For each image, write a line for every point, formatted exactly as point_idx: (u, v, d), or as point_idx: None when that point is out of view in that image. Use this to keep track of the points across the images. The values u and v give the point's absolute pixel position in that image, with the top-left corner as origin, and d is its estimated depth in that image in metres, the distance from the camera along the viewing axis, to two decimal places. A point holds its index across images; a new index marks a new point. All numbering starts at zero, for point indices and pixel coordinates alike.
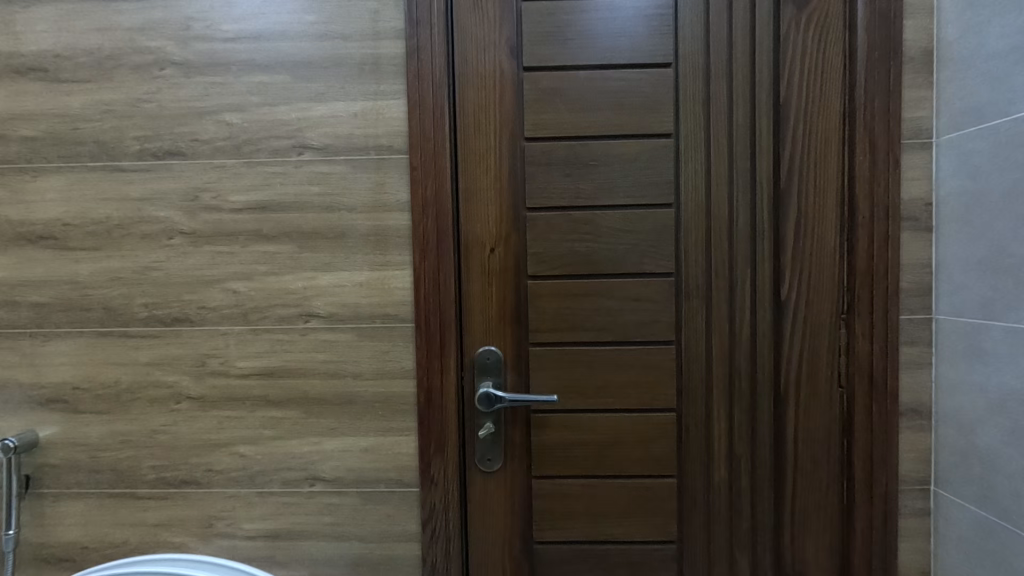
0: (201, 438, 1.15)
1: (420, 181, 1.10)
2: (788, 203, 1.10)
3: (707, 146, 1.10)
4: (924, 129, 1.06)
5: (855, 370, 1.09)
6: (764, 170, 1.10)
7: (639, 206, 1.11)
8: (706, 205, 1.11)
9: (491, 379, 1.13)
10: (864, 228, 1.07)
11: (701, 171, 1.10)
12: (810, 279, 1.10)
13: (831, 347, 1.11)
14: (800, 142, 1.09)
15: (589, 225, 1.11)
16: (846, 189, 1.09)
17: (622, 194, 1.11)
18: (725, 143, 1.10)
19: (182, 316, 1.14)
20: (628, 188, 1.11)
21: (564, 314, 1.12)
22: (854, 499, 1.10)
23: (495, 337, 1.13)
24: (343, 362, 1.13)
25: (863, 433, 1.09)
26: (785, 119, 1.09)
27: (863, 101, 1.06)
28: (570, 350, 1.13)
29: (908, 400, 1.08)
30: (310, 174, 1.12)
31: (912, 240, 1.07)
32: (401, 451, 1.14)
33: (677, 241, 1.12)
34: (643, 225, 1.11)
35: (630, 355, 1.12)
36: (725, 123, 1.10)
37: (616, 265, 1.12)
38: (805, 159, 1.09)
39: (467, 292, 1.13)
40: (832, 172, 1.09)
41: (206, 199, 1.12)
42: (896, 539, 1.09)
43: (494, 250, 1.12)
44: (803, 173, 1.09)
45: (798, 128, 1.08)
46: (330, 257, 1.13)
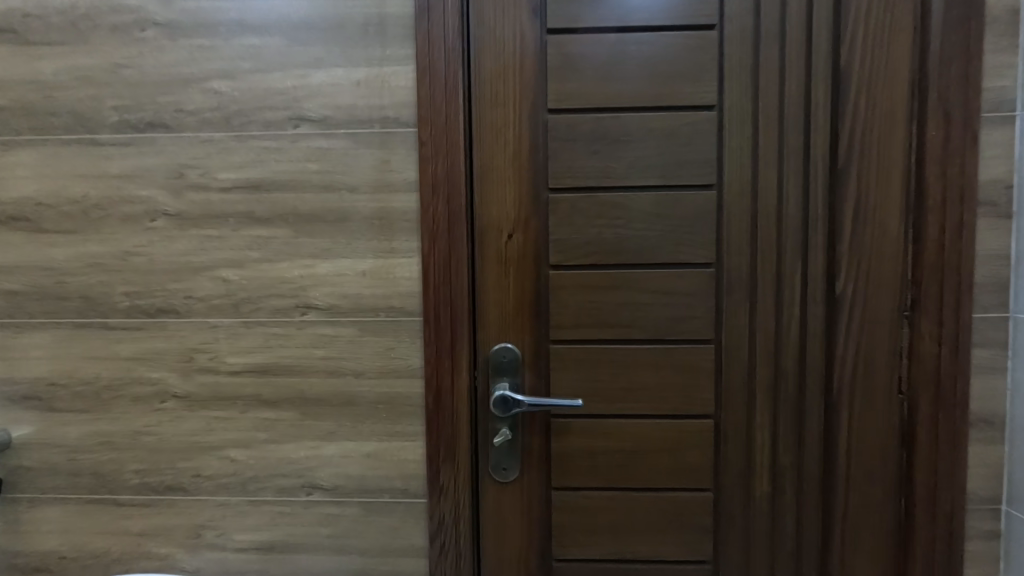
0: (188, 441, 1.05)
1: (429, 158, 0.98)
2: (846, 185, 0.97)
3: (755, 119, 0.97)
4: (1006, 101, 0.92)
5: (919, 374, 0.97)
6: (819, 147, 0.97)
7: (675, 188, 0.99)
8: (752, 187, 0.98)
9: (507, 380, 1.02)
10: (932, 214, 0.94)
11: (747, 148, 0.98)
12: (868, 271, 0.98)
13: (891, 348, 0.98)
14: (861, 117, 0.96)
15: (619, 208, 0.99)
16: (912, 170, 0.96)
17: (658, 174, 0.98)
18: (776, 115, 0.97)
19: (166, 306, 1.03)
20: (664, 167, 0.98)
21: (589, 309, 1.00)
22: (914, 517, 0.98)
23: (512, 334, 1.02)
24: (344, 360, 1.02)
25: (925, 445, 0.97)
26: (845, 89, 0.96)
27: (937, 68, 0.92)
28: (596, 349, 1.01)
29: (978, 409, 0.96)
30: (308, 149, 1.00)
31: (989, 228, 0.94)
32: (407, 459, 1.03)
33: (718, 228, 0.99)
34: (680, 209, 0.99)
35: (663, 355, 1.00)
36: (776, 94, 0.97)
37: (649, 254, 0.99)
38: (867, 135, 0.96)
39: (482, 284, 1.01)
40: (897, 150, 0.96)
41: (192, 177, 1.01)
42: (961, 563, 0.97)
43: (513, 236, 1.01)
44: (864, 152, 0.96)
45: (860, 99, 0.96)
46: (330, 242, 1.01)
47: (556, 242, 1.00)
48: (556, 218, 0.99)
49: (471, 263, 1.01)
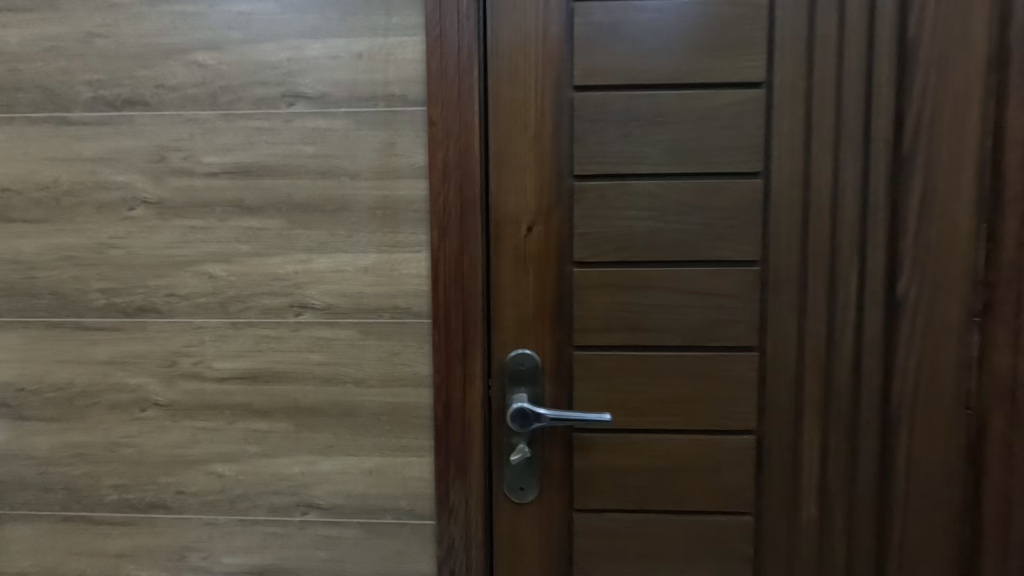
0: (171, 453, 0.95)
1: (440, 141, 0.87)
2: (911, 174, 0.86)
3: (808, 98, 0.86)
4: None
5: None
6: (882, 130, 0.86)
7: (716, 176, 0.88)
8: (804, 175, 0.87)
9: (525, 390, 0.91)
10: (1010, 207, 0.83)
11: (799, 131, 0.86)
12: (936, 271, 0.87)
13: (959, 358, 0.87)
14: (930, 96, 0.84)
15: (653, 198, 0.88)
16: (987, 157, 0.85)
17: (696, 160, 0.87)
18: (833, 94, 0.86)
19: (146, 305, 0.93)
20: (704, 152, 0.87)
21: (618, 311, 0.89)
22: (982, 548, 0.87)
23: (531, 339, 0.91)
24: (343, 366, 0.92)
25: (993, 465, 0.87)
26: (913, 64, 0.84)
27: None
28: (625, 356, 0.90)
29: None
30: (304, 130, 0.90)
31: None
32: (413, 476, 0.93)
33: (765, 220, 0.88)
34: (721, 199, 0.88)
35: (700, 364, 0.89)
36: (834, 69, 0.85)
37: (686, 251, 0.88)
38: (937, 116, 0.85)
39: (498, 283, 0.91)
40: (971, 134, 0.85)
41: (175, 161, 0.91)
42: None
43: (533, 229, 0.90)
44: (933, 137, 0.85)
45: (929, 76, 0.84)
46: (328, 235, 0.91)
47: (581, 236, 0.89)
48: (581, 209, 0.88)
49: (486, 260, 0.90)
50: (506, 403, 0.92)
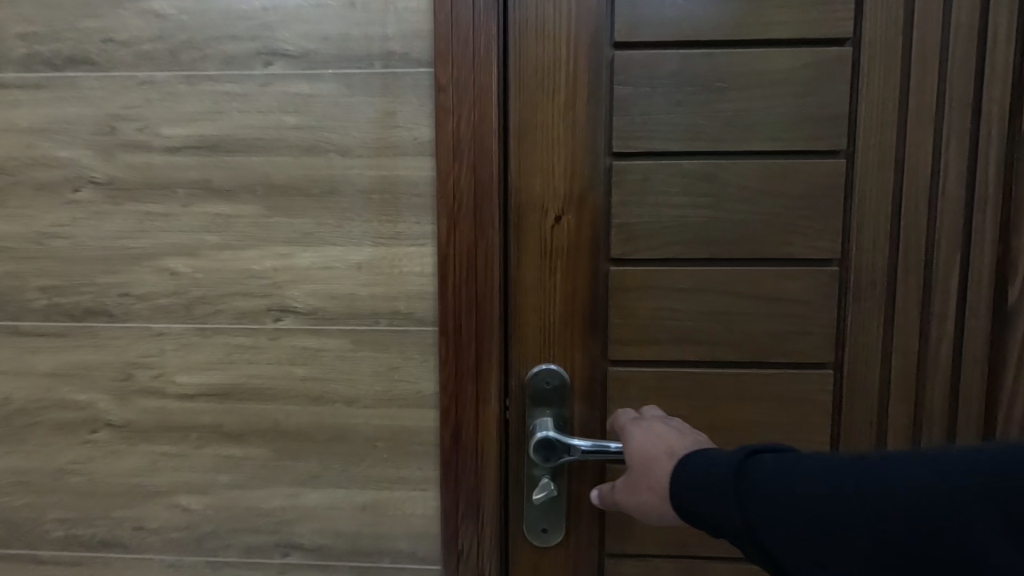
0: (127, 483, 0.80)
1: (450, 109, 0.71)
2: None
3: (903, 60, 0.70)
4: None
5: None
6: (998, 99, 0.69)
7: (787, 155, 0.72)
8: (896, 155, 0.71)
9: (549, 413, 0.76)
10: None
11: (891, 101, 0.70)
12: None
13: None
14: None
15: (709, 182, 0.72)
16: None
17: (764, 136, 0.71)
18: (935, 54, 0.69)
19: (95, 306, 0.77)
20: (775, 126, 0.71)
21: (664, 319, 0.74)
22: None
23: (557, 352, 0.76)
24: (332, 382, 0.77)
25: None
26: None
27: None
28: (671, 374, 0.74)
29: None
30: (284, 96, 0.73)
31: None
32: (414, 513, 0.78)
33: (847, 209, 0.72)
34: (794, 185, 0.71)
35: (762, 384, 0.74)
36: (938, 23, 0.69)
37: (749, 247, 0.72)
38: None
39: (519, 284, 0.75)
40: None
41: (128, 132, 0.75)
42: None
43: (562, 219, 0.74)
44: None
45: None
46: (313, 224, 0.75)
47: (620, 228, 0.73)
48: (620, 195, 0.72)
49: (505, 255, 0.75)
50: (525, 428, 0.76)
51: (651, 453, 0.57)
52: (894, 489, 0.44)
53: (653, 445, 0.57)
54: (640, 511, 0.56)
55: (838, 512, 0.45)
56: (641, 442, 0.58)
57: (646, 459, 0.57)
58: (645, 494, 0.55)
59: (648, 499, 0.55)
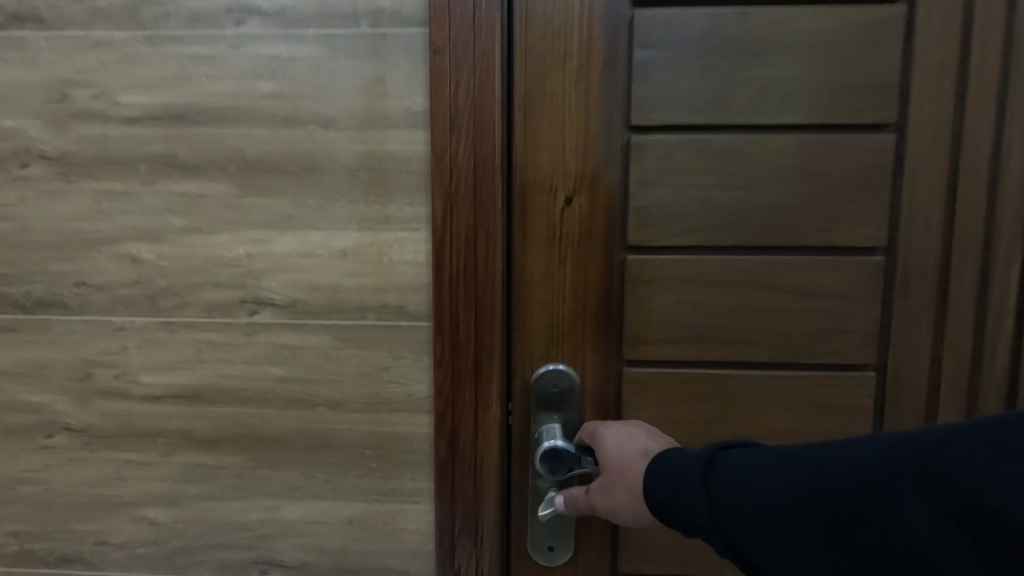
0: (88, 493, 0.72)
1: (446, 75, 0.62)
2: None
3: (965, 21, 0.61)
4: None
5: None
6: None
7: (830, 130, 0.63)
8: (953, 130, 0.62)
9: (557, 418, 0.68)
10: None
11: (949, 67, 0.62)
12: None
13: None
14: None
15: (740, 159, 0.63)
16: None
17: (804, 107, 0.62)
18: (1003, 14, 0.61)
19: (49, 297, 0.69)
20: (817, 95, 0.62)
21: (686, 315, 0.66)
22: None
23: (566, 350, 0.68)
24: (313, 383, 0.68)
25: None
26: None
27: None
28: (694, 376, 0.66)
29: None
30: (258, 60, 0.65)
31: None
32: (406, 529, 0.70)
33: (896, 191, 0.63)
34: (836, 163, 0.63)
35: (795, 388, 0.66)
36: None
37: (784, 234, 0.64)
38: None
39: (524, 274, 0.67)
40: None
41: (82, 100, 0.66)
42: None
43: (573, 201, 0.65)
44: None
45: None
46: (291, 206, 0.66)
47: (638, 212, 0.64)
48: (639, 173, 0.64)
49: (508, 241, 0.66)
50: (530, 435, 0.69)
51: (625, 455, 0.57)
52: (831, 472, 0.42)
53: (626, 447, 0.58)
54: (614, 511, 0.57)
55: (773, 493, 0.44)
56: (616, 445, 0.59)
57: (621, 460, 0.58)
58: (622, 496, 0.56)
59: (625, 500, 0.56)
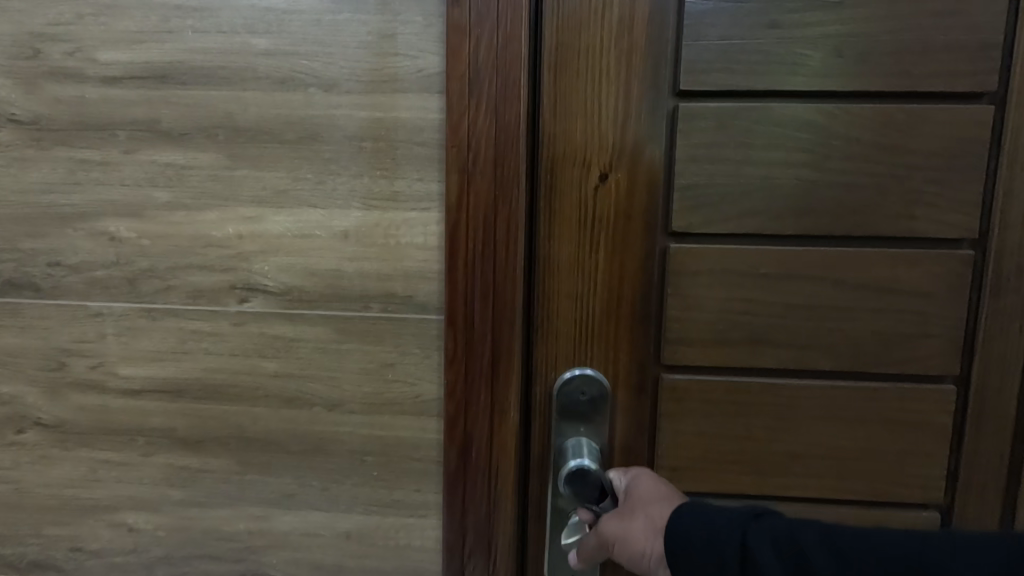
0: (62, 495, 0.65)
1: (465, 30, 0.54)
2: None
3: None
4: None
5: None
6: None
7: (917, 98, 0.54)
8: None
9: (583, 432, 0.60)
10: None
11: None
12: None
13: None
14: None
15: (810, 131, 0.54)
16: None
17: (886, 69, 0.53)
18: None
19: (20, 278, 0.62)
20: (902, 55, 0.53)
21: (738, 313, 0.57)
22: None
23: (597, 350, 0.59)
24: (309, 379, 0.61)
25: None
26: None
27: None
28: (744, 383, 0.58)
29: None
30: (251, 12, 0.57)
31: None
32: (410, 545, 0.63)
33: (993, 172, 0.54)
34: (923, 137, 0.54)
35: (861, 400, 0.57)
36: None
37: (855, 220, 0.55)
38: None
39: (550, 262, 0.58)
40: None
41: (55, 57, 0.59)
42: None
43: (609, 178, 0.57)
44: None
45: None
46: (288, 180, 0.59)
47: (686, 192, 0.56)
48: (688, 147, 0.55)
49: (532, 224, 0.58)
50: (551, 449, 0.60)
51: (649, 495, 0.53)
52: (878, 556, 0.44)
53: (649, 489, 0.53)
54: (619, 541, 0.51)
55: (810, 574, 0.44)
56: (641, 484, 0.54)
57: (641, 498, 0.53)
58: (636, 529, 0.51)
59: (637, 531, 0.51)
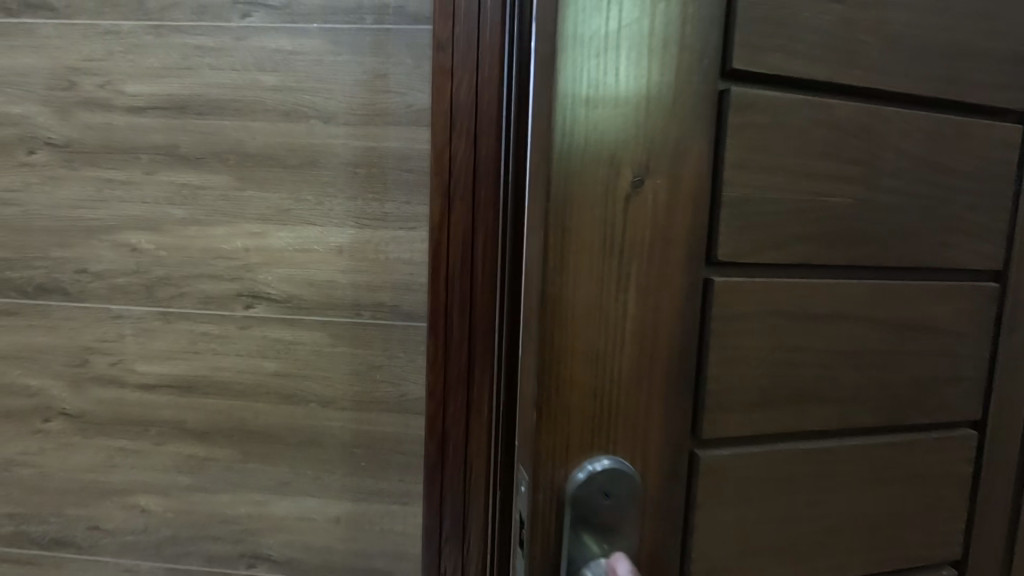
0: (81, 479, 0.72)
1: (448, 71, 0.61)
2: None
3: None
4: None
5: None
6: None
7: (959, 111, 0.42)
8: None
9: (607, 546, 0.36)
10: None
11: None
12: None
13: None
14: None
15: (867, 141, 0.38)
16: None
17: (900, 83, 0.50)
18: None
19: (50, 283, 0.69)
20: None
21: (786, 393, 0.38)
22: None
23: (618, 445, 0.36)
24: (306, 379, 0.68)
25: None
26: None
27: None
28: (786, 472, 0.40)
29: None
30: (260, 51, 0.64)
31: None
32: (394, 529, 0.70)
33: (1017, 204, 0.44)
34: (959, 144, 0.41)
35: (908, 487, 0.44)
36: None
37: (902, 249, 0.40)
38: None
39: (553, 302, 0.33)
40: None
41: (87, 88, 0.66)
42: None
43: (647, 175, 0.34)
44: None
45: None
46: (291, 200, 0.66)
47: (739, 209, 0.36)
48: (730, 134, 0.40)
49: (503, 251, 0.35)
50: None
51: None
52: None
53: None
54: None
55: None
56: None
57: None
58: None
59: None
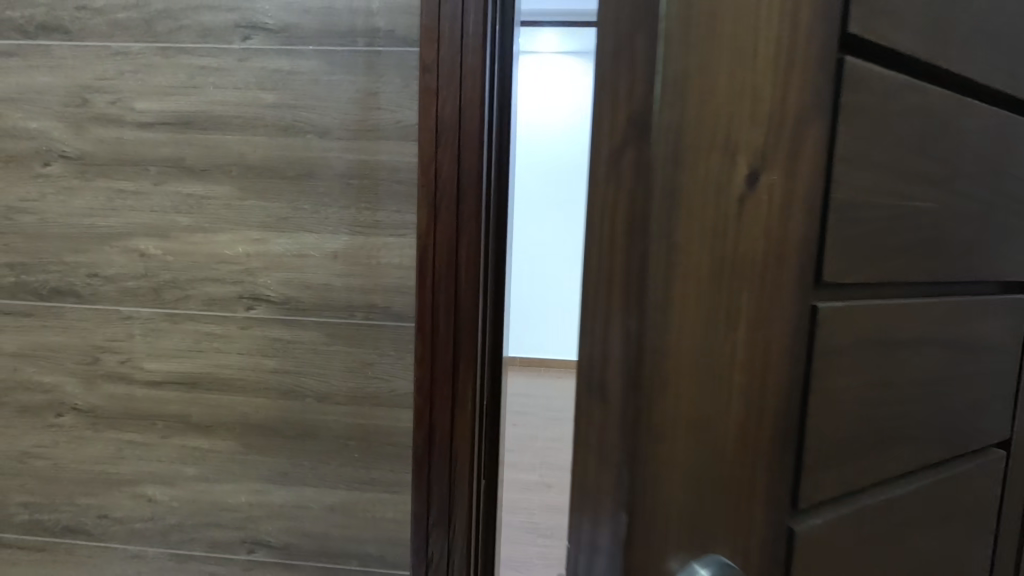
0: (92, 470, 0.77)
1: (434, 92, 0.66)
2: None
3: None
4: None
5: None
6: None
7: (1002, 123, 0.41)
8: None
9: None
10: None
11: None
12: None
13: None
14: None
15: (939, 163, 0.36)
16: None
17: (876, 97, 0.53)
18: None
19: (63, 286, 0.74)
20: None
21: (869, 433, 0.36)
22: None
23: (718, 512, 0.32)
24: (303, 376, 0.73)
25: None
26: None
27: None
28: (865, 521, 0.37)
29: None
30: (261, 71, 0.69)
31: None
32: (385, 516, 0.74)
33: None
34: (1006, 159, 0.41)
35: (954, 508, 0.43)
36: None
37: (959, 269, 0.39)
38: None
39: (655, 357, 0.29)
40: None
41: (100, 105, 0.71)
42: None
43: (761, 176, 0.30)
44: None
45: None
46: (289, 208, 0.71)
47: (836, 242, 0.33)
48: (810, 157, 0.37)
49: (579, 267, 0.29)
50: None
51: None
52: None
53: None
54: None
55: None
56: None
57: None
58: None
59: None
